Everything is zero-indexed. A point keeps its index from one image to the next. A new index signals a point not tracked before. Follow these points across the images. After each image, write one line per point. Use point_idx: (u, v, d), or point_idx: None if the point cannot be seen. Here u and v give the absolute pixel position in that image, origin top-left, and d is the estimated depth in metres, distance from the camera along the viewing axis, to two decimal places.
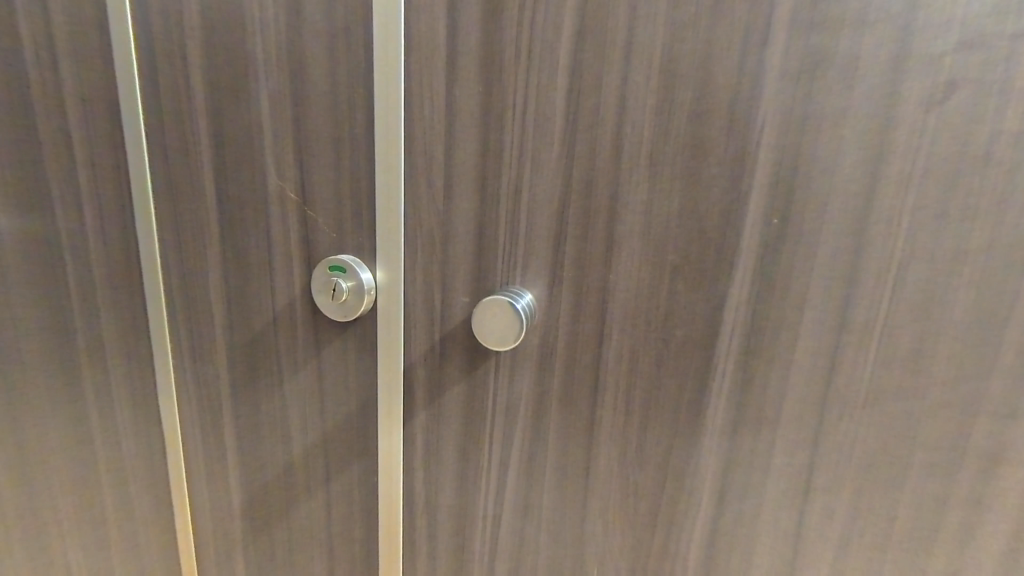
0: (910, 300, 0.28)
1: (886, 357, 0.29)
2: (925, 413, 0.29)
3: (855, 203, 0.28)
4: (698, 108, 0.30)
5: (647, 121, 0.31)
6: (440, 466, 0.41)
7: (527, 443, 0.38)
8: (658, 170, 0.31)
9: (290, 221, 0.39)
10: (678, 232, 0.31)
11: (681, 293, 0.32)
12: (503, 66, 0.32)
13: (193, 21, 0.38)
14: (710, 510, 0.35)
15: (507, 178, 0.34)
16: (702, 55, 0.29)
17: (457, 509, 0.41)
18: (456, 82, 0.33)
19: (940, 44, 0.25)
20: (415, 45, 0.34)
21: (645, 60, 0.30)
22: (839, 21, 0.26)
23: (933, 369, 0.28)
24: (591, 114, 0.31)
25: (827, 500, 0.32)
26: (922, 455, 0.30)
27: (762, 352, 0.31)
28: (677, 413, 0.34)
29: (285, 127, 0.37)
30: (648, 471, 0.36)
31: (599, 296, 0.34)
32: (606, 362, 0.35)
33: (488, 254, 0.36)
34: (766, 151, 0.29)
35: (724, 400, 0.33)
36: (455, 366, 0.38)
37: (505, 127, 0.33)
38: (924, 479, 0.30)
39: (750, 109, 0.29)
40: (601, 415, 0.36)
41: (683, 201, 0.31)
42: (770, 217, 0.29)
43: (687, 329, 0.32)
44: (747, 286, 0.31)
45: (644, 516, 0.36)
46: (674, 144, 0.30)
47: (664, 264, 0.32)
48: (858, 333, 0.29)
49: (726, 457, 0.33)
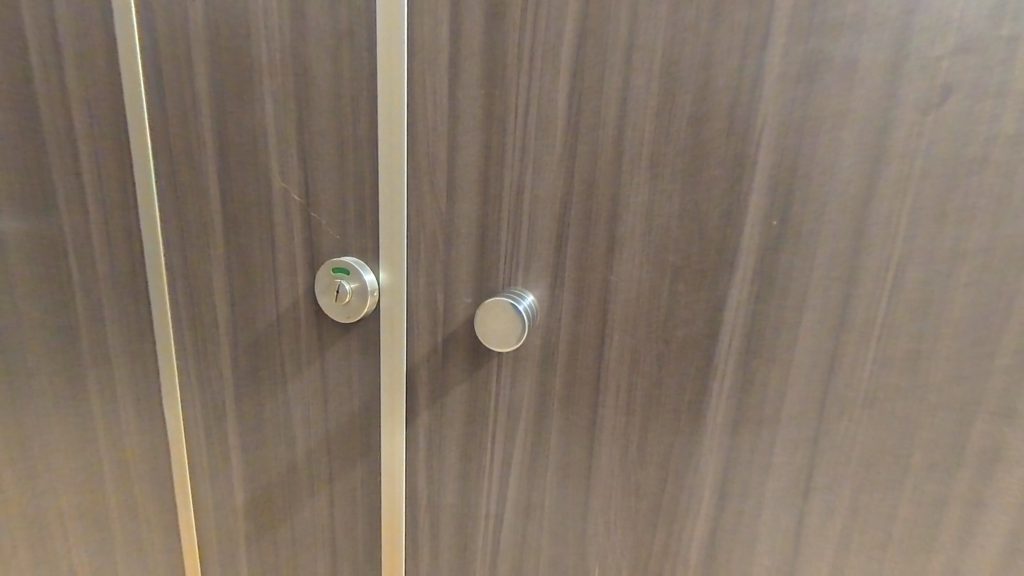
0: (909, 300, 0.28)
1: (886, 356, 0.29)
2: (924, 412, 0.29)
3: (854, 204, 0.28)
4: (699, 110, 0.30)
5: (648, 123, 0.31)
6: (443, 466, 0.41)
7: (529, 443, 0.38)
8: (659, 171, 0.31)
9: (294, 222, 0.39)
10: (679, 233, 0.32)
11: (682, 293, 0.32)
12: (505, 68, 0.33)
13: (198, 24, 0.38)
14: (711, 509, 0.35)
15: (509, 180, 0.34)
16: (703, 57, 0.29)
17: (459, 508, 0.42)
18: (459, 84, 0.34)
19: (938, 47, 0.25)
20: (418, 48, 0.34)
21: (646, 63, 0.30)
22: (839, 24, 0.27)
23: (932, 369, 0.28)
24: (593, 117, 0.32)
25: (827, 499, 0.32)
26: (921, 455, 0.30)
27: (762, 352, 0.31)
28: (678, 413, 0.34)
29: (289, 129, 0.38)
30: (649, 471, 0.36)
31: (601, 297, 0.34)
32: (608, 362, 0.35)
33: (490, 255, 0.36)
34: (766, 153, 0.29)
35: (725, 400, 0.33)
36: (457, 367, 0.39)
37: (507, 129, 0.34)
38: (923, 478, 0.30)
39: (750, 112, 0.29)
40: (603, 415, 0.36)
41: (684, 203, 0.31)
42: (770, 218, 0.30)
43: (688, 329, 0.33)
44: (747, 287, 0.31)
45: (645, 515, 0.37)
46: (675, 145, 0.31)
47: (665, 265, 0.32)
48: (858, 333, 0.29)
49: (726, 457, 0.34)
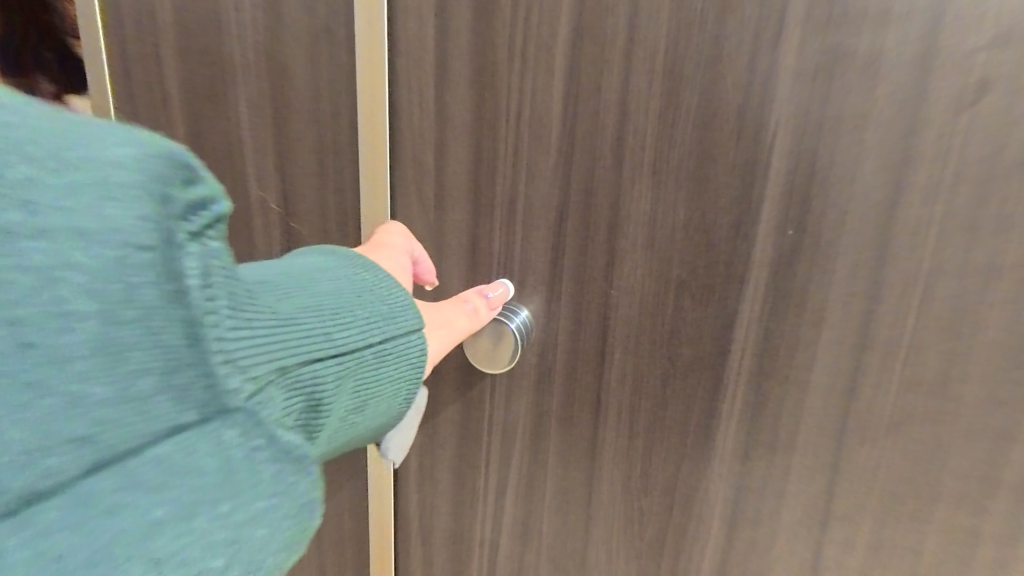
0: (938, 317, 0.26)
1: (911, 379, 0.27)
2: (954, 439, 0.27)
3: (876, 212, 0.26)
4: (706, 110, 0.27)
5: (651, 125, 0.28)
6: (435, 489, 0.39)
7: (525, 466, 0.36)
8: (663, 178, 0.29)
9: (274, 233, 0.37)
10: (685, 244, 0.29)
11: (687, 308, 0.30)
12: (495, 67, 0.30)
13: (168, 23, 0.35)
14: (720, 538, 0.33)
15: (501, 187, 0.32)
16: (710, 53, 0.27)
17: (453, 533, 0.39)
18: (446, 85, 0.31)
19: (972, 39, 0.23)
20: (402, 47, 0.31)
21: (649, 60, 0.28)
22: (861, 16, 0.24)
23: (963, 394, 0.26)
24: (591, 120, 0.29)
25: (846, 530, 0.30)
26: (951, 484, 0.27)
27: (776, 372, 0.29)
28: (685, 437, 0.32)
29: (266, 134, 0.35)
30: (653, 497, 0.33)
31: (601, 312, 0.32)
32: (608, 381, 0.33)
33: (482, 268, 0.34)
34: (781, 157, 0.27)
35: (736, 423, 0.30)
36: (448, 385, 0.36)
37: (499, 133, 0.31)
38: (952, 509, 0.28)
39: (762, 112, 0.26)
40: (604, 437, 0.34)
41: (691, 211, 0.29)
42: (784, 228, 0.27)
43: (695, 347, 0.30)
44: (759, 302, 0.28)
45: (650, 543, 0.34)
46: (680, 149, 0.28)
47: (669, 278, 0.30)
48: (881, 353, 0.27)
49: (737, 483, 0.31)
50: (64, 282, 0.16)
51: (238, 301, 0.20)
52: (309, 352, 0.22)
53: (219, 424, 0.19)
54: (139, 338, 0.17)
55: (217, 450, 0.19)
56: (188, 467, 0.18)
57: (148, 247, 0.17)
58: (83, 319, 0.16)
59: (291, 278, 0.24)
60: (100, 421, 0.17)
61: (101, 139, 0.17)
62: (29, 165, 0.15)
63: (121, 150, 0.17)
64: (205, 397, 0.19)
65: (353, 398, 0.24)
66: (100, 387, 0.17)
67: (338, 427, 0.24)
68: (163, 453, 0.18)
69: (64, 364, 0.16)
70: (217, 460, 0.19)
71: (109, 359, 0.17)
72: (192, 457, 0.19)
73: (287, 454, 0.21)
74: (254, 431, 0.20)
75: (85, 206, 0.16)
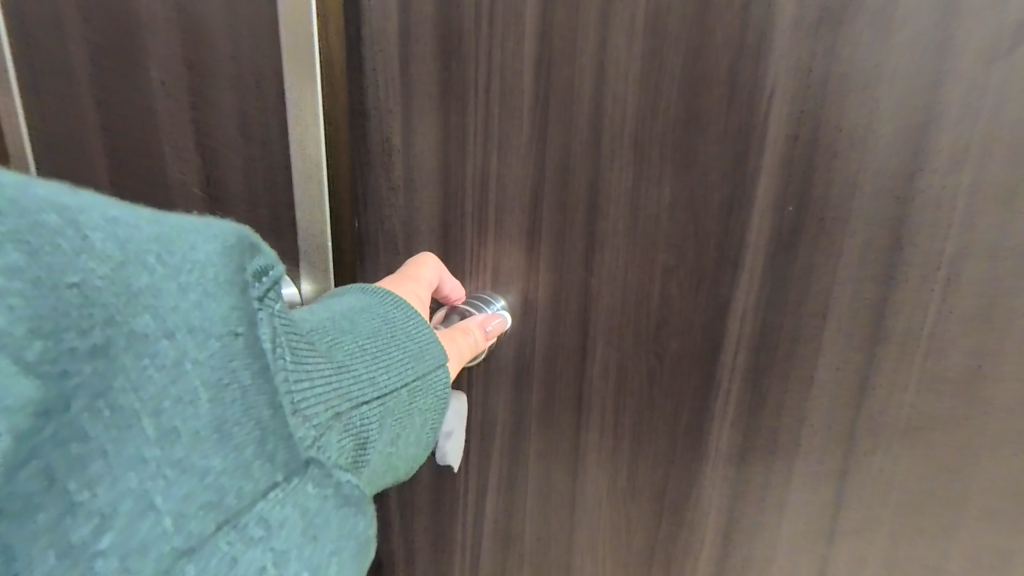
0: (965, 307, 0.22)
1: (932, 376, 0.23)
2: (984, 447, 0.23)
3: (893, 184, 0.22)
4: (693, 74, 0.24)
5: (631, 93, 0.25)
6: (414, 489, 0.37)
7: (505, 466, 0.34)
8: (645, 152, 0.26)
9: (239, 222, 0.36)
10: (671, 227, 0.26)
11: (675, 299, 0.27)
12: (462, 35, 0.28)
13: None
14: (715, 549, 0.30)
15: (472, 167, 0.29)
16: (696, 8, 0.23)
17: (434, 535, 0.38)
18: (411, 57, 0.29)
19: None
20: (363, 18, 0.29)
21: (628, 18, 0.25)
22: None
23: (995, 395, 0.22)
24: (565, 89, 0.27)
25: (856, 545, 0.27)
26: (979, 499, 0.24)
27: (776, 369, 0.26)
28: (673, 439, 0.29)
29: (225, 118, 0.33)
30: (641, 503, 0.31)
31: (581, 303, 0.29)
32: (590, 378, 0.30)
33: (455, 256, 0.31)
34: (779, 124, 0.23)
35: (731, 424, 0.28)
36: None
37: (468, 109, 0.29)
38: (981, 527, 0.24)
39: (756, 73, 0.23)
40: (588, 438, 0.31)
41: (677, 189, 0.26)
42: (784, 205, 0.24)
43: (683, 341, 0.27)
44: (756, 291, 0.25)
45: (638, 551, 0.32)
46: (664, 119, 0.25)
47: (654, 264, 0.27)
48: (897, 347, 0.23)
49: (733, 491, 0.28)
50: (171, 384, 0.15)
51: (303, 354, 0.19)
52: (363, 394, 0.21)
53: (297, 486, 0.18)
54: (233, 420, 0.16)
55: (298, 510, 0.18)
56: (288, 537, 0.17)
57: (242, 333, 0.16)
58: (187, 415, 0.15)
59: (337, 319, 0.22)
60: (203, 513, 0.16)
61: (188, 233, 0.16)
62: (135, 273, 0.15)
63: (211, 243, 0.16)
64: (289, 458, 0.18)
65: (394, 428, 0.22)
66: (206, 477, 0.16)
67: (383, 460, 0.21)
68: (255, 528, 0.17)
69: (172, 463, 0.15)
70: (303, 522, 0.18)
71: (202, 429, 0.16)
72: (283, 525, 0.17)
73: (353, 496, 0.19)
74: (327, 479, 0.18)
75: (185, 302, 0.15)
